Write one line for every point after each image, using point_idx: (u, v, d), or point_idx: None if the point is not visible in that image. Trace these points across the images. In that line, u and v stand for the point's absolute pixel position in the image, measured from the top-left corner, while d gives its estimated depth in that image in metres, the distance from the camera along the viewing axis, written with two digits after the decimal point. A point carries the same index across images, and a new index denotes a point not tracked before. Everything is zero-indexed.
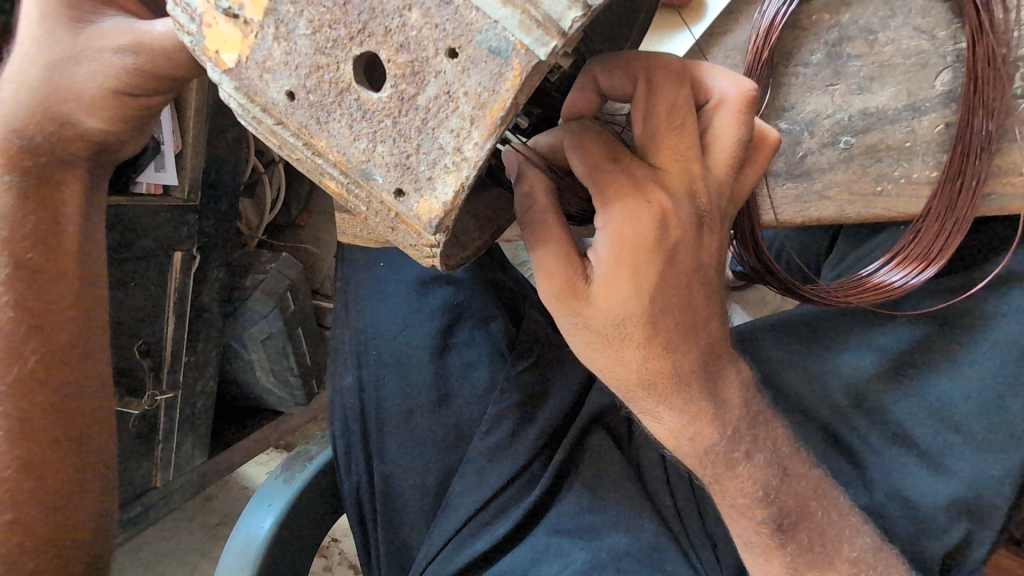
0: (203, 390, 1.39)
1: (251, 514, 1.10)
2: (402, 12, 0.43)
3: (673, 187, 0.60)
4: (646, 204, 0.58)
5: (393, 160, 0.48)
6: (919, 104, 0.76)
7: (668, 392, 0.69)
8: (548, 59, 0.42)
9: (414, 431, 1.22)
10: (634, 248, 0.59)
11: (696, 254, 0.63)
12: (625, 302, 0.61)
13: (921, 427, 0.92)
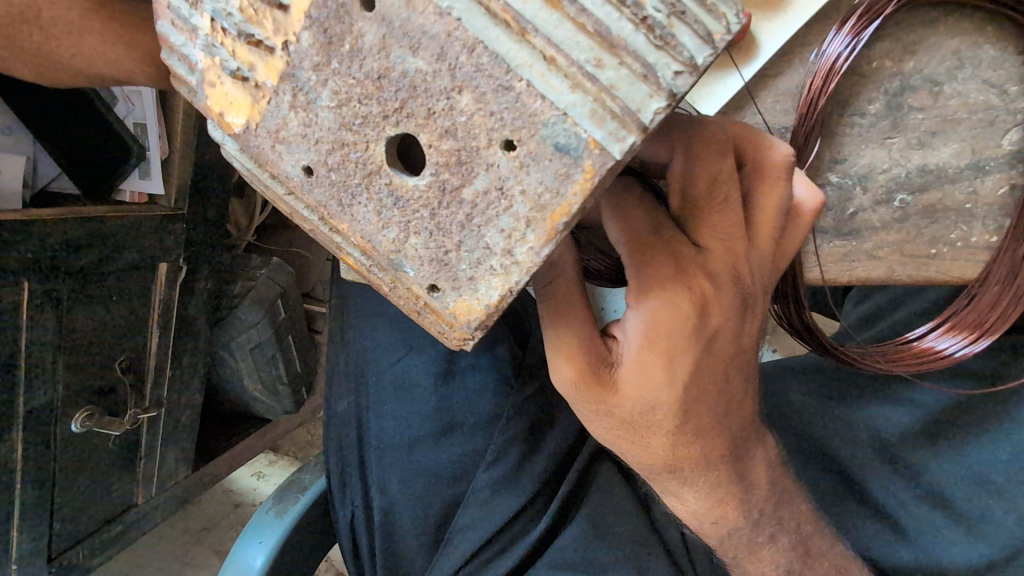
0: (190, 402, 1.24)
1: (243, 545, 1.06)
2: (450, 93, 0.36)
3: (716, 266, 0.54)
4: (688, 289, 0.53)
5: (427, 255, 0.41)
6: (983, 163, 0.71)
7: (694, 475, 0.65)
8: (622, 157, 0.36)
9: (417, 464, 1.15)
10: (672, 334, 0.54)
11: (736, 335, 0.58)
12: (659, 389, 0.55)
13: (957, 490, 0.86)
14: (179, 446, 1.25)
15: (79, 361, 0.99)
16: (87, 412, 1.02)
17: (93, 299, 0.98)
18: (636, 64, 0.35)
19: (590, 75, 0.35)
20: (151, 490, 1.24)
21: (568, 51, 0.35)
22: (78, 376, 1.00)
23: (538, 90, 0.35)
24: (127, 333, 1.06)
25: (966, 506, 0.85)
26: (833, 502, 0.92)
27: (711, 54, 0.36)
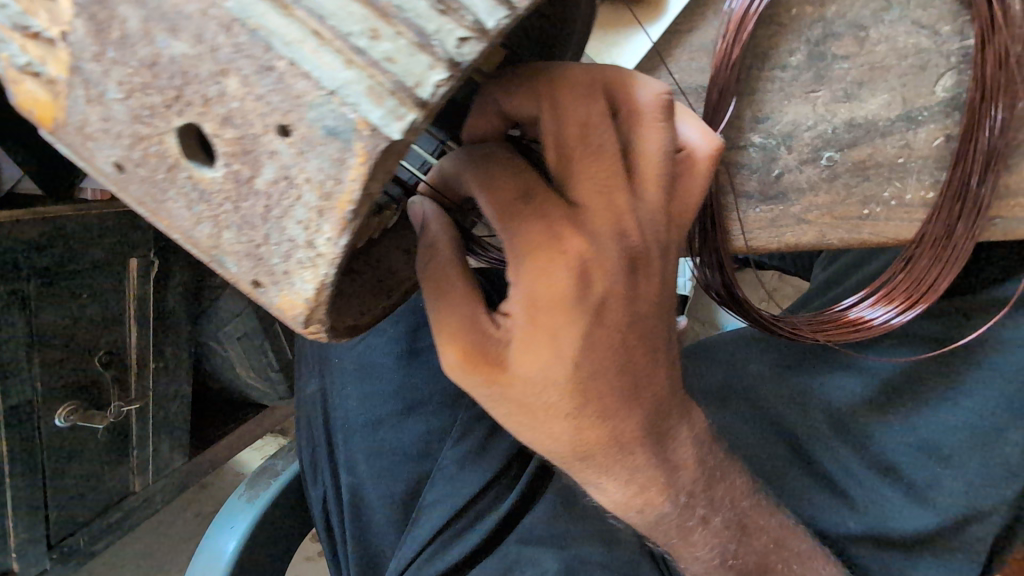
0: (177, 393, 1.17)
1: (215, 531, 1.10)
2: (217, 78, 0.33)
3: (595, 227, 0.48)
4: (560, 256, 0.47)
5: (242, 249, 0.39)
6: (915, 114, 0.65)
7: (607, 459, 0.58)
8: (404, 137, 0.33)
9: (382, 443, 1.14)
10: (548, 305, 0.48)
11: (632, 301, 0.51)
12: (546, 365, 0.50)
13: (907, 458, 0.83)
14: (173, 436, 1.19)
15: (51, 361, 0.95)
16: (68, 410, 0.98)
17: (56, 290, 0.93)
18: (410, 33, 0.33)
19: (363, 47, 0.32)
20: (148, 478, 1.18)
21: (340, 21, 0.32)
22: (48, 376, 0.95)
23: (303, 68, 0.32)
24: (104, 326, 1.01)
25: (915, 474, 0.82)
26: (779, 474, 0.91)
27: (507, 16, 0.33)
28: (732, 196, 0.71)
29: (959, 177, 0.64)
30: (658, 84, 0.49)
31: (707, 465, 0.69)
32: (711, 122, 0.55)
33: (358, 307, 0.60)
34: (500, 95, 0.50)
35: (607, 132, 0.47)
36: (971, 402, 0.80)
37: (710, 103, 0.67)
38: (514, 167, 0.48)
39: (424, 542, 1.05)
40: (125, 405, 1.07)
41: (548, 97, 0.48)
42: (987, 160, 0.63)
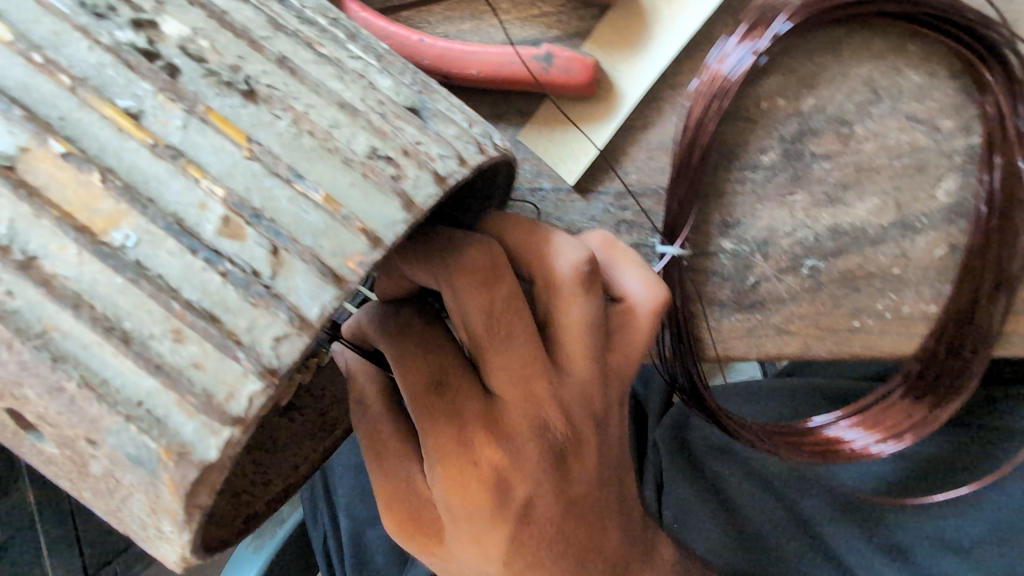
0: None
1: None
2: (15, 382, 0.29)
3: (514, 417, 0.46)
4: (474, 460, 0.45)
5: (102, 511, 0.36)
6: (909, 220, 0.56)
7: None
8: (223, 454, 0.28)
9: None
10: (471, 501, 0.46)
11: (565, 479, 0.48)
12: (482, 550, 0.49)
13: (921, 544, 0.72)
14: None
15: None
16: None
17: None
18: (218, 335, 0.28)
19: (165, 353, 0.28)
20: None
21: (138, 323, 0.28)
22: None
23: (99, 383, 0.28)
24: None
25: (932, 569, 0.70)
26: (778, 554, 0.77)
27: (337, 297, 0.28)
28: (705, 303, 0.62)
29: (955, 301, 0.57)
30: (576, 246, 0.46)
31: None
32: (644, 269, 0.52)
33: (290, 461, 0.58)
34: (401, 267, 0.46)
35: (517, 323, 0.44)
36: (996, 497, 0.70)
37: (670, 211, 0.58)
38: (426, 354, 0.46)
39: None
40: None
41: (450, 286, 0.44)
42: (995, 280, 0.57)
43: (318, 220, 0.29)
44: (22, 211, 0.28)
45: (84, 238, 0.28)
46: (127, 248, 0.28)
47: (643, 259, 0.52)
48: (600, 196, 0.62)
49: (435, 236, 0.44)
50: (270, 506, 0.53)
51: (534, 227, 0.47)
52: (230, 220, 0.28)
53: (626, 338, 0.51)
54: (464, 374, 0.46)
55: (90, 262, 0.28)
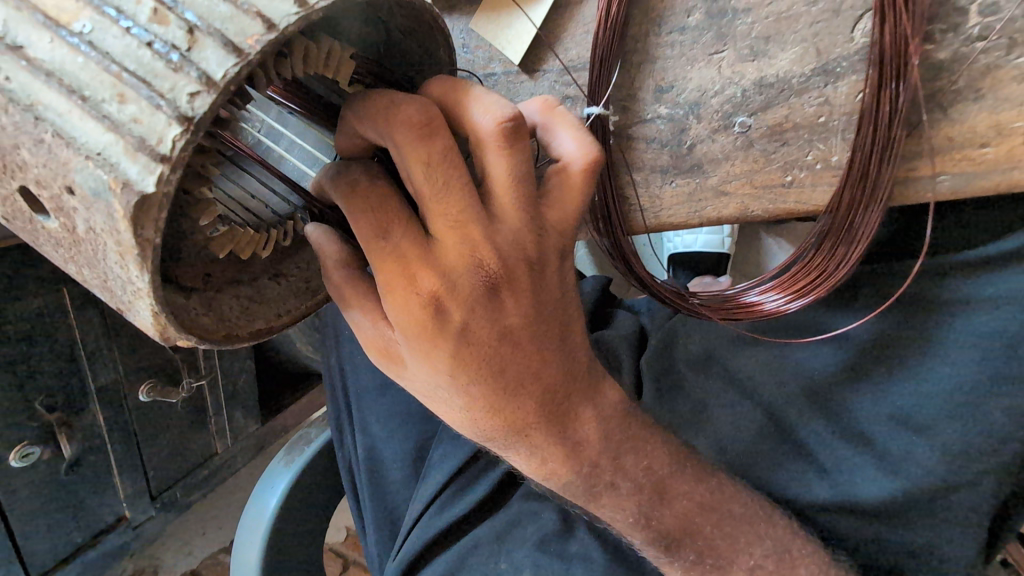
0: (243, 368, 1.24)
1: (259, 492, 1.18)
2: (16, 150, 0.39)
3: (450, 259, 0.53)
4: (414, 290, 0.53)
5: (99, 284, 0.46)
6: (831, 66, 0.58)
7: (506, 438, 0.66)
8: (159, 190, 0.37)
9: (391, 405, 1.19)
10: (416, 328, 0.55)
11: (496, 314, 0.56)
12: (432, 371, 0.58)
13: (880, 426, 0.71)
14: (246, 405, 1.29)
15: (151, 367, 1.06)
16: (28, 451, 0.94)
17: (82, 315, 0.93)
18: (149, 95, 0.36)
19: (114, 111, 0.36)
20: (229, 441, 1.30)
21: (94, 90, 0.36)
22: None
23: (68, 136, 0.37)
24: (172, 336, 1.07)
25: (887, 446, 0.71)
26: (750, 455, 0.81)
27: (237, 62, 0.36)
28: (639, 171, 0.68)
29: (859, 160, 0.57)
30: (507, 106, 0.50)
31: (613, 440, 0.72)
32: (578, 130, 0.56)
33: (274, 311, 0.63)
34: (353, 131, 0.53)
35: (448, 171, 0.50)
36: (951, 372, 0.67)
37: (592, 74, 0.64)
38: (374, 201, 0.53)
39: (431, 496, 1.07)
40: (194, 382, 1.12)
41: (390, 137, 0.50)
42: (889, 135, 0.55)
43: (225, 9, 0.37)
44: (11, 13, 0.37)
45: (53, 27, 0.37)
46: (83, 34, 0.37)
47: (577, 120, 0.57)
48: (546, 74, 0.68)
49: (375, 97, 0.51)
50: (253, 334, 0.60)
51: (464, 88, 0.51)
52: (159, 11, 0.37)
53: (555, 199, 0.56)
54: (407, 219, 0.53)
55: (60, 47, 0.37)
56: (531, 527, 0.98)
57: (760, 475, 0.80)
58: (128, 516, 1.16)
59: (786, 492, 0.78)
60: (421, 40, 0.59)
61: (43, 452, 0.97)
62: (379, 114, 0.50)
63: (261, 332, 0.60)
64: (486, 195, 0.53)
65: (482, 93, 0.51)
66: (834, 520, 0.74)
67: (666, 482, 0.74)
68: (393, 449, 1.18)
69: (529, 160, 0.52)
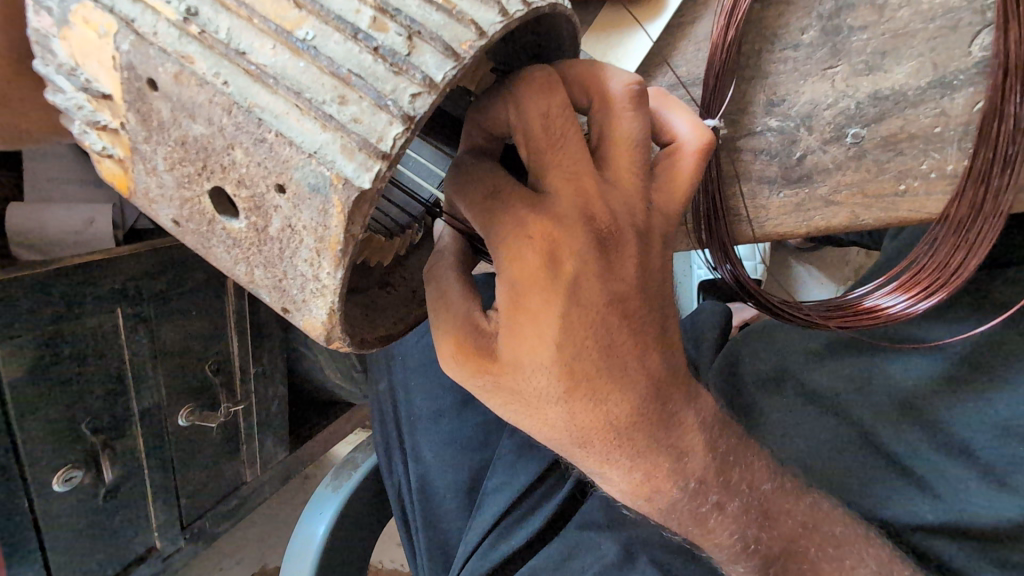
0: (276, 395, 1.12)
1: (304, 519, 1.10)
2: (228, 150, 0.41)
3: (564, 211, 0.50)
4: (526, 239, 0.50)
5: (270, 283, 0.47)
6: (949, 79, 0.60)
7: (602, 443, 0.59)
8: (375, 185, 0.38)
9: (448, 431, 1.14)
10: (527, 287, 0.51)
11: (606, 280, 0.52)
12: (534, 348, 0.53)
13: (979, 440, 0.70)
14: (276, 430, 1.15)
15: (174, 376, 0.93)
16: (71, 475, 0.83)
17: (134, 337, 0.86)
18: (372, 96, 0.38)
19: (334, 112, 0.38)
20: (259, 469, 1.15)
21: (315, 92, 0.38)
22: (34, 428, 0.79)
23: (286, 136, 0.39)
24: (212, 337, 0.97)
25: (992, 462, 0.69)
26: (844, 475, 0.77)
27: (455, 66, 0.38)
28: (747, 182, 0.70)
29: (981, 164, 0.60)
30: (629, 72, 0.53)
31: (718, 452, 0.67)
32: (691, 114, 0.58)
33: (391, 318, 0.61)
34: (478, 106, 0.55)
35: (568, 124, 0.51)
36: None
37: (708, 88, 0.66)
38: (490, 170, 0.53)
39: (489, 526, 1.03)
40: (233, 408, 1.03)
41: (513, 98, 0.51)
42: (1010, 149, 0.59)
43: (440, 18, 0.39)
44: (236, 22, 0.39)
45: (277, 33, 0.39)
46: (307, 40, 0.39)
47: (689, 107, 0.59)
48: (654, 90, 0.71)
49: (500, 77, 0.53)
50: (381, 339, 0.58)
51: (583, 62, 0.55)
52: (378, 19, 0.39)
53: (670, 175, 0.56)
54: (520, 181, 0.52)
55: (283, 52, 0.39)
56: (590, 556, 0.93)
57: (854, 492, 0.76)
58: (159, 547, 1.02)
59: (883, 511, 0.74)
60: (554, 63, 0.60)
61: (86, 476, 0.86)
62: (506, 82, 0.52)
63: (385, 337, 0.59)
64: (601, 160, 0.53)
65: (603, 65, 0.54)
66: (941, 546, 0.70)
67: (770, 501, 0.70)
68: (445, 479, 1.14)
69: (647, 126, 0.53)
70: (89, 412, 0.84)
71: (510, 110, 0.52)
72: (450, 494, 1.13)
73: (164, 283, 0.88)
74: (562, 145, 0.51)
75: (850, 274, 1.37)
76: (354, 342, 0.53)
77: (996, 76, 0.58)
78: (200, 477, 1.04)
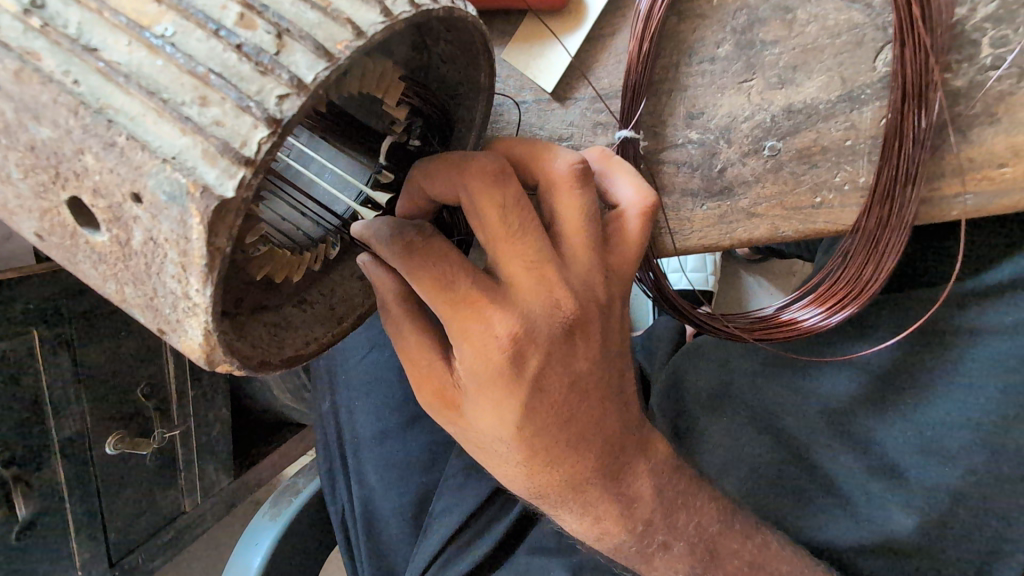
0: (220, 417, 1.00)
1: (239, 552, 1.01)
2: (79, 156, 0.37)
3: (527, 306, 0.49)
4: (492, 339, 0.48)
5: (142, 302, 0.43)
6: (856, 93, 0.61)
7: (560, 493, 0.60)
8: (239, 194, 0.35)
9: (389, 455, 1.05)
10: (491, 379, 0.50)
11: (567, 364, 0.52)
12: (499, 425, 0.53)
13: (908, 458, 0.70)
14: (217, 455, 1.02)
15: (99, 398, 0.83)
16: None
17: (52, 362, 0.78)
18: (234, 97, 0.35)
19: (193, 113, 0.35)
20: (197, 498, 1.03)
21: (173, 93, 0.35)
22: None
23: (141, 139, 0.35)
24: (142, 357, 0.87)
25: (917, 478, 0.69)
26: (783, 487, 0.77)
27: (327, 66, 0.36)
28: (670, 196, 0.69)
29: (885, 180, 0.61)
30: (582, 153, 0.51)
31: (650, 487, 0.66)
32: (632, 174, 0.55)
33: (300, 337, 0.57)
34: (423, 182, 0.51)
35: (524, 215, 0.48)
36: (970, 398, 0.67)
37: (626, 99, 0.66)
38: (446, 250, 0.49)
39: (433, 554, 0.98)
40: (169, 433, 0.92)
41: (461, 184, 0.48)
42: (914, 158, 0.59)
43: (314, 17, 0.37)
44: (87, 16, 0.36)
45: (131, 29, 0.36)
46: (165, 36, 0.36)
47: (635, 169, 0.56)
48: (577, 102, 0.70)
49: (448, 154, 0.50)
50: (285, 361, 0.53)
51: (534, 143, 0.52)
52: (245, 16, 0.36)
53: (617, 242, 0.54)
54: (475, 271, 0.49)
55: (138, 49, 0.36)
56: None
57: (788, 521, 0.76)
58: None
59: (820, 537, 0.74)
60: (469, 69, 0.59)
61: None
62: (456, 166, 0.48)
63: (290, 358, 0.54)
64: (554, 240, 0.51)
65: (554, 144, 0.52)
66: (868, 559, 0.71)
67: (699, 530, 0.68)
68: (392, 500, 1.05)
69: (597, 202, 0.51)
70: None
71: (460, 193, 0.48)
72: (397, 519, 1.05)
73: (87, 303, 0.79)
74: (520, 237, 0.48)
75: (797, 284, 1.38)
76: (248, 364, 0.48)
77: (897, 90, 0.59)
78: (133, 507, 0.93)
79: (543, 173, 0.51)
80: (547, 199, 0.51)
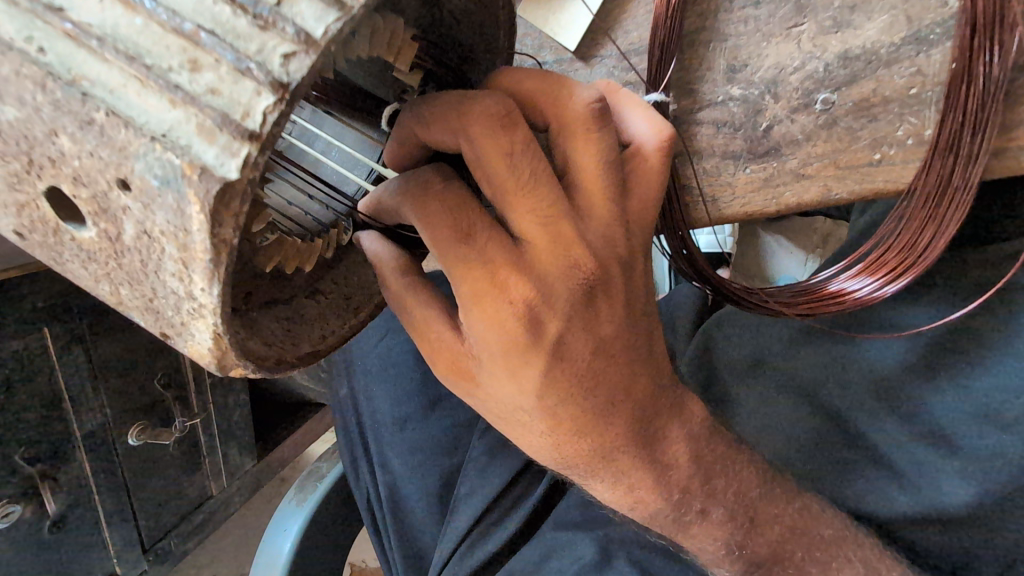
0: (239, 402, 0.97)
1: (268, 539, 0.99)
2: (53, 138, 0.31)
3: (542, 266, 0.43)
4: (506, 304, 0.43)
5: (141, 304, 0.38)
6: (923, 33, 0.55)
7: (590, 465, 0.54)
8: (245, 175, 0.29)
9: (408, 441, 0.99)
10: (508, 350, 0.45)
11: (592, 330, 0.46)
12: (518, 394, 0.47)
13: (962, 427, 0.62)
14: (239, 439, 0.99)
15: (121, 390, 0.78)
16: (6, 511, 0.70)
17: (65, 358, 0.71)
18: (230, 62, 0.29)
19: (183, 81, 0.29)
20: (224, 482, 1.00)
21: (157, 57, 0.29)
22: None
23: (124, 116, 0.30)
24: (160, 347, 0.82)
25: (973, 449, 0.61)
26: (831, 458, 0.70)
27: (339, 18, 0.29)
28: (708, 159, 0.63)
29: (948, 130, 0.55)
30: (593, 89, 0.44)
31: (704, 463, 0.60)
32: (648, 112, 0.48)
33: (318, 331, 0.51)
34: (417, 129, 0.46)
35: (537, 164, 0.42)
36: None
37: (654, 59, 0.59)
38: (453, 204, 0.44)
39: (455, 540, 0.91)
40: (189, 421, 0.88)
41: (463, 131, 0.42)
42: (981, 107, 0.53)
43: None
44: None
45: None
46: None
47: (648, 105, 0.50)
48: (603, 60, 0.63)
49: (445, 96, 0.44)
50: (304, 358, 0.48)
51: (546, 74, 0.45)
52: None
53: (640, 188, 0.47)
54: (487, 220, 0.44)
55: (111, 6, 0.30)
56: (567, 558, 0.81)
57: (831, 486, 0.70)
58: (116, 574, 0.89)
59: (871, 509, 0.67)
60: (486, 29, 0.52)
61: (25, 510, 0.73)
62: (454, 112, 0.42)
63: (309, 354, 0.48)
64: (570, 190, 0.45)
65: (564, 78, 0.45)
66: (924, 533, 0.64)
67: (756, 506, 0.63)
68: (414, 486, 0.98)
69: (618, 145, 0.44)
70: (22, 441, 0.71)
71: (461, 142, 0.43)
72: (423, 502, 0.98)
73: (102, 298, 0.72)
74: (532, 187, 0.42)
75: (819, 244, 1.20)
76: (269, 366, 0.43)
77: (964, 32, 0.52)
78: (161, 495, 0.90)
79: (551, 115, 0.44)
80: (559, 143, 0.45)
